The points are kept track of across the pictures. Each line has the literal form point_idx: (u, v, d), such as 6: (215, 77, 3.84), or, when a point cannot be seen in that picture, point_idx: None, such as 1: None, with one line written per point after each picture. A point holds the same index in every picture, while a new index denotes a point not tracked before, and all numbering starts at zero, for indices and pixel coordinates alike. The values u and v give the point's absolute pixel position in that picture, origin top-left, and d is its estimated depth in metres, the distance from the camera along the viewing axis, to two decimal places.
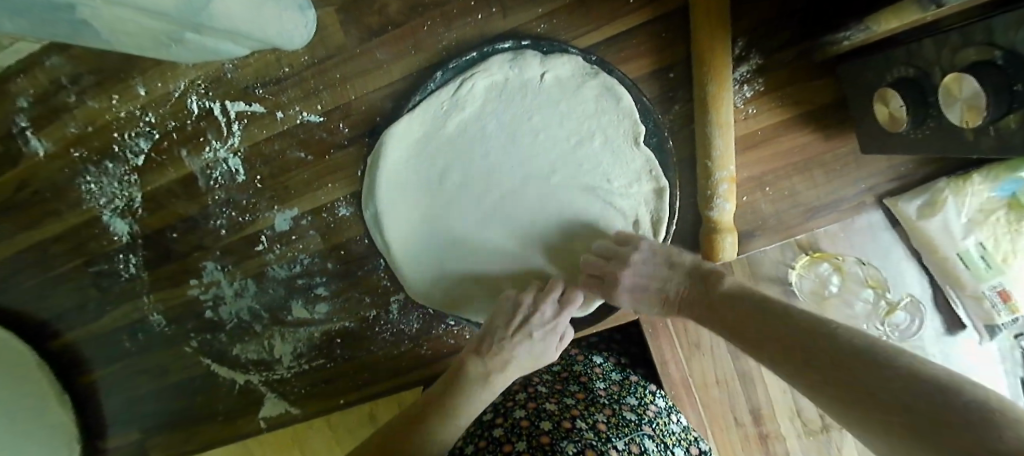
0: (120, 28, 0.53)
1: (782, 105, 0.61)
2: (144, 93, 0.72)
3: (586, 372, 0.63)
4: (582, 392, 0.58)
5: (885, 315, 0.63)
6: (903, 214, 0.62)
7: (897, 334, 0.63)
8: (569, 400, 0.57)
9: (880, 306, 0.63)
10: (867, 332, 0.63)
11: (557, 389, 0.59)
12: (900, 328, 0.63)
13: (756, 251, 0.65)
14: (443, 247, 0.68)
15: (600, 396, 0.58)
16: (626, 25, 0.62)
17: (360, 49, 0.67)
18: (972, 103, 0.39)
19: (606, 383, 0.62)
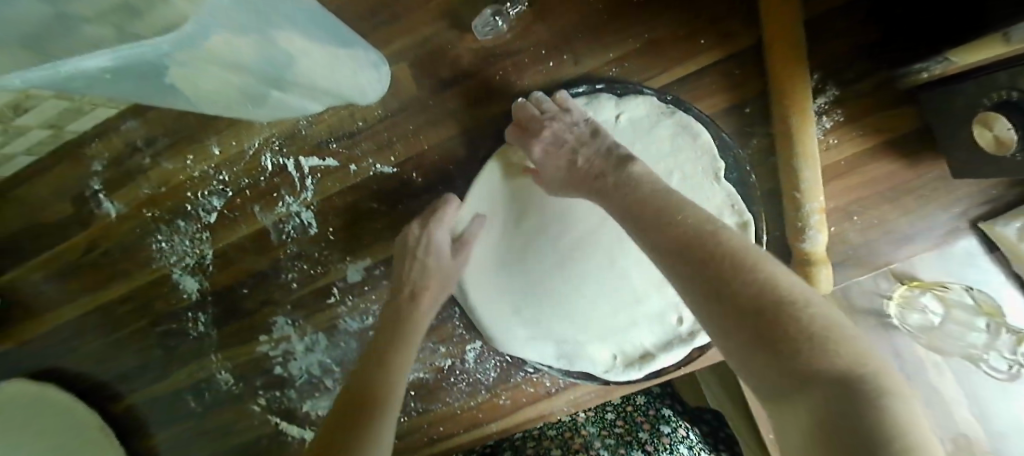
0: (215, 93, 0.53)
1: (864, 134, 0.61)
2: (219, 152, 0.73)
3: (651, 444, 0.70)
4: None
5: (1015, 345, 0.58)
6: (1004, 239, 0.59)
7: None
8: None
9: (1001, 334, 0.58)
10: (986, 362, 0.60)
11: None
12: None
13: (844, 283, 0.65)
14: (522, 296, 0.67)
15: None
16: (698, 64, 0.64)
17: (433, 100, 0.69)
18: None
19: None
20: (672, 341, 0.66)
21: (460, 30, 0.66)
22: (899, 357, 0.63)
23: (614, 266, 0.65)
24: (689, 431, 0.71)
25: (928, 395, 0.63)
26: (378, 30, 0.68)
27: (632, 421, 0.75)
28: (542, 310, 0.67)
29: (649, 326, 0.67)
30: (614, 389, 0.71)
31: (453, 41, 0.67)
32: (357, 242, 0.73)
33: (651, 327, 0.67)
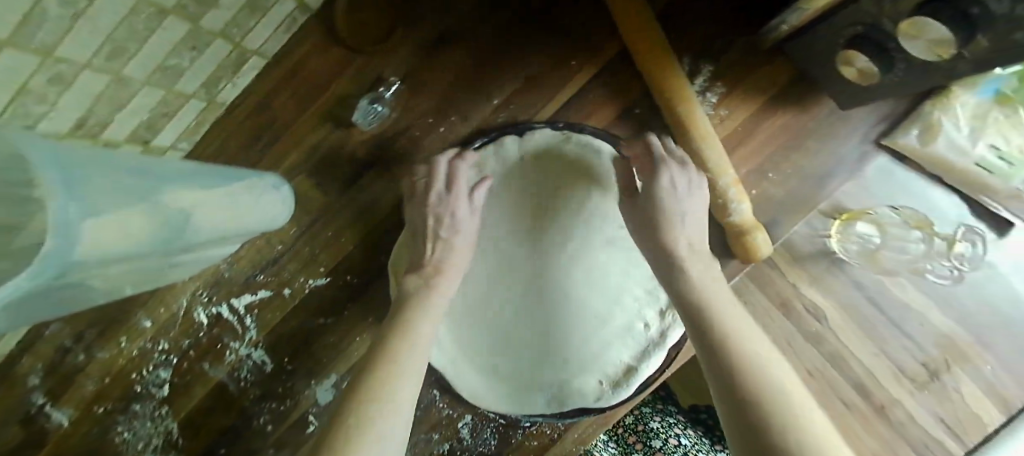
0: (111, 266, 0.52)
1: (750, 98, 0.63)
2: (150, 323, 0.71)
3: None
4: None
5: (946, 251, 0.63)
6: (907, 148, 0.62)
7: (965, 264, 0.63)
8: None
9: (933, 243, 0.63)
10: (932, 271, 0.64)
11: None
12: (967, 257, 0.63)
13: (786, 234, 0.65)
14: (496, 354, 0.68)
15: None
16: (577, 85, 0.65)
17: (343, 201, 0.68)
18: (941, 40, 0.40)
19: None
20: (649, 349, 0.66)
21: (344, 128, 0.67)
22: (860, 288, 0.65)
23: (570, 298, 0.66)
24: (679, 438, 0.74)
25: (897, 313, 0.65)
26: (267, 154, 0.68)
27: (626, 442, 0.75)
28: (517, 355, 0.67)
29: (623, 342, 0.67)
30: (612, 414, 0.69)
31: (342, 140, 0.67)
32: (318, 362, 0.71)
33: (625, 342, 0.67)
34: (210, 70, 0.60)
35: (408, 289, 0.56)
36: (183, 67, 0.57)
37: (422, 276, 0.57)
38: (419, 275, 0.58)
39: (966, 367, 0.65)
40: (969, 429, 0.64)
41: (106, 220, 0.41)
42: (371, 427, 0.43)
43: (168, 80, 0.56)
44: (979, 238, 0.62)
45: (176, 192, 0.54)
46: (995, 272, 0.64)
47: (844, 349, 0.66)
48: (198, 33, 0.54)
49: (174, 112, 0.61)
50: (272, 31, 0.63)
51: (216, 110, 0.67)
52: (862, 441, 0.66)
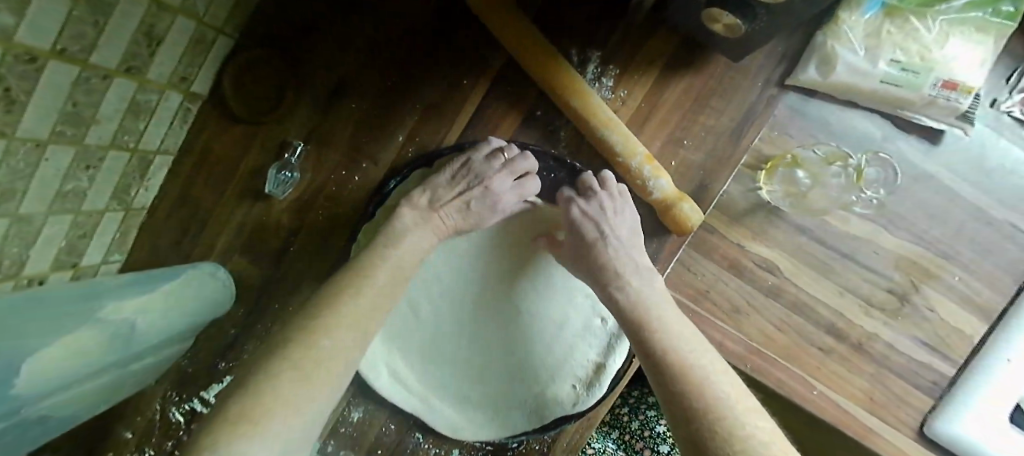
0: (59, 394, 0.52)
1: (644, 73, 0.62)
2: (131, 434, 0.72)
3: None
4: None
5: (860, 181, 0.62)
6: (812, 82, 0.61)
7: (881, 190, 0.62)
8: None
9: (852, 174, 0.62)
10: (857, 203, 0.62)
11: None
12: (880, 182, 0.62)
13: (721, 193, 0.64)
14: (465, 383, 0.67)
15: None
16: (474, 103, 0.65)
17: (281, 271, 0.69)
18: None
19: None
20: (612, 343, 0.65)
21: (264, 202, 0.68)
22: (805, 231, 0.63)
23: (519, 311, 0.65)
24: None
25: (851, 247, 0.63)
26: (198, 244, 0.70)
27: (632, 450, 0.71)
28: (487, 378, 0.67)
29: (585, 343, 0.65)
30: (595, 414, 0.68)
31: (265, 213, 0.68)
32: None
33: (587, 341, 0.65)
34: (116, 180, 0.61)
35: (404, 222, 0.56)
36: (83, 188, 0.57)
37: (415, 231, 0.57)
38: (414, 208, 0.58)
39: (934, 283, 0.63)
40: (955, 344, 0.63)
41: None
42: (310, 365, 0.44)
43: (74, 202, 0.57)
44: (887, 161, 0.62)
45: (120, 304, 0.57)
46: (932, 181, 0.62)
47: (807, 295, 0.64)
48: (88, 153, 0.54)
49: (92, 230, 0.62)
50: (168, 128, 0.64)
51: (138, 215, 0.68)
52: (851, 382, 0.64)
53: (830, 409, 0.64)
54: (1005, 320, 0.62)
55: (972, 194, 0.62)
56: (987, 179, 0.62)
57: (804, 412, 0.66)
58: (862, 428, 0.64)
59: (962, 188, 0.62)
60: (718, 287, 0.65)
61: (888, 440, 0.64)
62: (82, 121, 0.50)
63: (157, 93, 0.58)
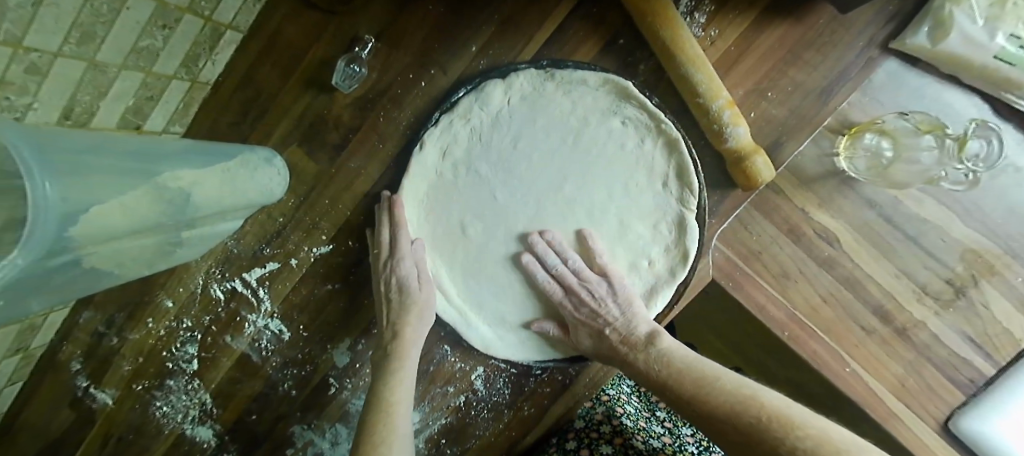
0: (110, 245, 0.52)
1: (740, 14, 0.59)
2: (172, 303, 0.74)
3: (669, 419, 0.77)
4: (668, 438, 0.73)
5: (958, 153, 0.54)
6: (917, 48, 0.57)
7: (981, 165, 0.54)
8: (655, 440, 0.72)
9: (947, 145, 0.55)
10: (946, 178, 0.58)
11: (640, 424, 0.74)
12: (982, 157, 0.54)
13: (795, 154, 0.61)
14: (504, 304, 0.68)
15: (685, 442, 0.73)
16: (556, 22, 0.63)
17: (335, 168, 0.69)
18: None
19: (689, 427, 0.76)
20: (657, 288, 0.64)
21: (328, 94, 0.67)
22: (875, 207, 0.61)
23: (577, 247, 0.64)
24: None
25: (920, 228, 0.61)
26: (256, 129, 0.69)
27: (648, 400, 0.80)
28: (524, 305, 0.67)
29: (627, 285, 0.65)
30: None
31: (327, 106, 0.68)
32: (336, 328, 0.73)
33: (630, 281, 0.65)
34: (186, 49, 0.60)
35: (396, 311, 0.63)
36: (156, 48, 0.56)
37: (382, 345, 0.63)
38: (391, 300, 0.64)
39: (995, 280, 0.61)
40: (1001, 344, 0.62)
41: (46, 221, 0.39)
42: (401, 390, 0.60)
43: (146, 62, 0.56)
44: (993, 133, 0.54)
45: (181, 172, 0.57)
46: (1019, 175, 0.60)
47: (862, 271, 0.62)
48: (165, 12, 0.53)
49: (159, 95, 0.62)
50: (242, 2, 0.62)
51: (201, 89, 0.68)
52: (887, 364, 0.64)
53: (861, 390, 0.63)
54: None
55: None
56: None
57: (831, 387, 0.65)
58: (886, 411, 0.63)
59: None
60: (771, 249, 0.64)
61: (909, 425, 0.64)
62: None
63: None
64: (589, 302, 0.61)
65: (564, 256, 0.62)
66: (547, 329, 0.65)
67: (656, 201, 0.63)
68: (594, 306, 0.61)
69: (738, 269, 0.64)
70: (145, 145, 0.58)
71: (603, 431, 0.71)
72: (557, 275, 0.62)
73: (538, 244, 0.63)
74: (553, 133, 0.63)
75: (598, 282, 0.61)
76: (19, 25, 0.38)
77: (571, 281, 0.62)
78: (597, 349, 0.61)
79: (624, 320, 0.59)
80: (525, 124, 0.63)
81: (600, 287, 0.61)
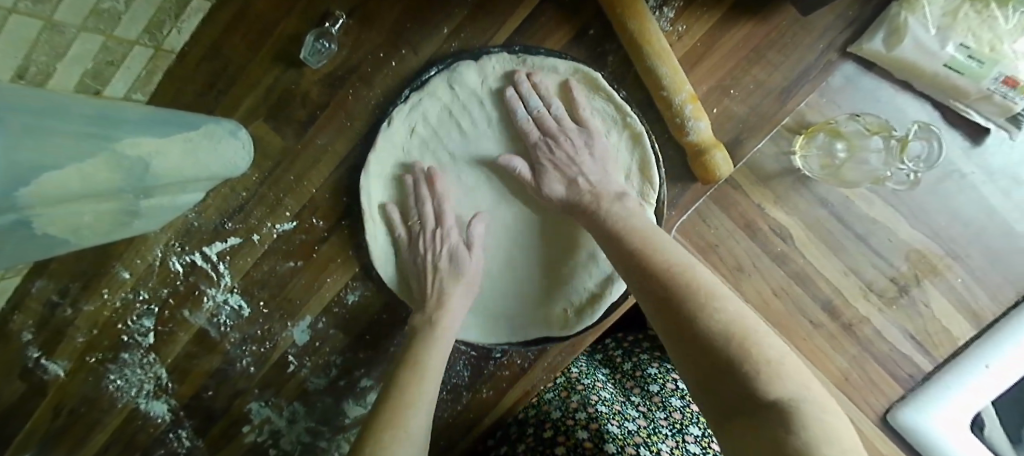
0: (61, 210, 0.51)
1: (707, 11, 0.60)
2: (129, 275, 0.73)
3: (645, 402, 0.73)
4: (642, 421, 0.70)
5: (898, 154, 0.58)
6: (873, 54, 0.59)
7: (922, 166, 0.58)
8: (630, 423, 0.69)
9: (892, 147, 0.58)
10: (891, 178, 0.60)
11: (615, 408, 0.71)
12: (923, 158, 0.57)
13: (752, 153, 0.63)
14: (483, 296, 0.70)
15: (661, 425, 0.70)
16: (528, 9, 0.63)
17: (301, 145, 0.68)
18: None
19: (666, 411, 0.72)
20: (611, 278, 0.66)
21: (296, 69, 0.66)
22: (826, 204, 0.63)
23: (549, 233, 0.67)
24: (676, 382, 0.74)
25: (870, 229, 0.63)
26: (221, 101, 0.68)
27: (623, 385, 0.76)
28: (499, 296, 0.69)
29: (586, 271, 0.67)
30: (578, 343, 0.69)
31: (295, 80, 0.67)
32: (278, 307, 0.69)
33: (588, 271, 0.67)
34: (150, 14, 0.59)
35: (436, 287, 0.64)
36: (118, 11, 0.55)
37: (427, 312, 0.63)
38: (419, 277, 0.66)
39: (936, 280, 0.64)
40: (940, 343, 0.65)
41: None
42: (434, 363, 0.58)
43: (106, 24, 0.54)
44: (934, 136, 0.58)
45: (142, 140, 0.56)
46: (963, 180, 0.62)
47: (812, 268, 0.65)
48: None
49: (120, 60, 0.60)
50: None
51: (166, 57, 0.66)
52: (831, 357, 0.66)
53: None
54: (993, 329, 0.63)
55: (998, 201, 0.62)
56: (1016, 190, 0.62)
57: None
58: None
59: (991, 190, 0.62)
60: (728, 243, 0.65)
61: (849, 417, 0.66)
62: None
63: None
64: (563, 146, 0.60)
65: (546, 99, 0.62)
66: (515, 167, 0.62)
67: None
68: (570, 152, 0.60)
69: (695, 261, 0.66)
70: (103, 109, 0.57)
71: (578, 418, 0.70)
72: (537, 117, 0.62)
73: (522, 84, 0.62)
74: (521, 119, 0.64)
75: (575, 133, 0.61)
76: None
77: (543, 122, 0.62)
78: (566, 199, 0.59)
79: (600, 174, 0.59)
80: (500, 110, 0.64)
81: (577, 138, 0.61)
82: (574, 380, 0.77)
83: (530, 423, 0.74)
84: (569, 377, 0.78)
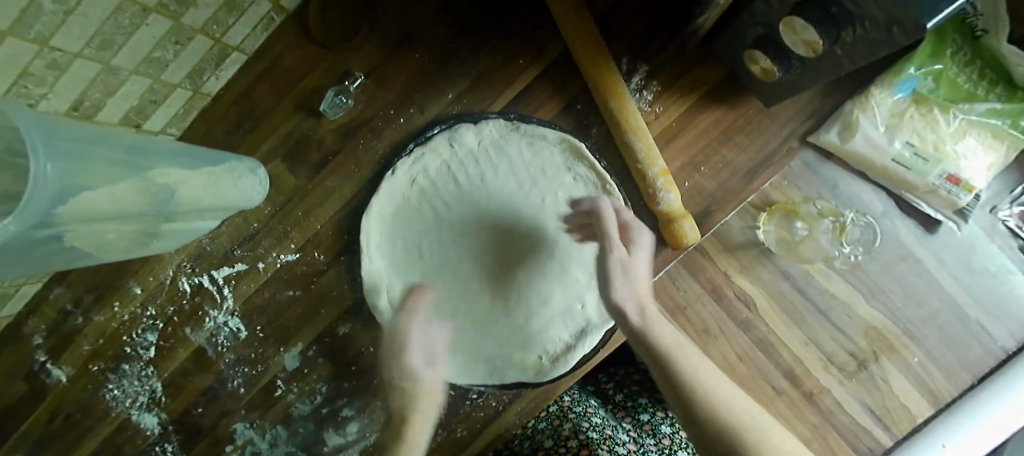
0: (91, 227, 0.57)
1: (682, 96, 0.68)
2: (140, 290, 0.79)
3: (636, 427, 0.79)
4: (632, 446, 0.76)
5: (838, 238, 0.67)
6: (830, 144, 0.65)
7: (862, 249, 0.67)
8: (620, 448, 0.75)
9: (836, 228, 0.67)
10: (839, 257, 0.67)
11: (606, 435, 0.76)
12: (861, 242, 0.67)
13: (721, 223, 0.69)
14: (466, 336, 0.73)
15: (649, 450, 0.76)
16: (525, 82, 0.71)
17: (312, 184, 0.76)
18: (766, 67, 0.57)
19: (654, 438, 0.78)
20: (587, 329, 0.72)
21: (315, 118, 0.74)
22: (788, 277, 0.68)
23: (533, 285, 0.71)
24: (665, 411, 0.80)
25: (829, 304, 0.68)
26: (245, 140, 0.76)
27: (615, 412, 0.82)
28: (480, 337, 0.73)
29: (563, 322, 0.72)
30: (553, 388, 0.73)
31: (312, 128, 0.75)
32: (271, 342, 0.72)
33: (564, 322, 0.72)
34: (194, 63, 0.67)
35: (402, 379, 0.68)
36: (166, 60, 0.63)
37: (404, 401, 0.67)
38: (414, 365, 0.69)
39: (893, 357, 0.67)
40: (898, 418, 0.67)
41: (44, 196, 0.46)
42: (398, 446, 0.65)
43: (155, 70, 0.63)
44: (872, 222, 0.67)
45: (169, 170, 0.63)
46: (917, 265, 0.67)
47: (774, 335, 0.68)
48: (179, 31, 0.60)
49: (162, 100, 0.69)
50: (251, 29, 0.70)
51: (203, 99, 0.75)
52: (793, 425, 0.69)
53: None
54: (950, 408, 0.66)
55: (950, 287, 0.66)
56: (967, 277, 0.66)
57: None
58: None
59: (944, 276, 0.66)
60: (696, 306, 0.69)
61: None
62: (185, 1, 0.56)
63: None
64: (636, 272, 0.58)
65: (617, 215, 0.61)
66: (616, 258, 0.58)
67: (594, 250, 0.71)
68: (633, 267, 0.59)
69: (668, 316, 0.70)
70: (140, 141, 0.64)
71: (570, 446, 0.75)
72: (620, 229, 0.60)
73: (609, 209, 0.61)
74: (514, 178, 0.71)
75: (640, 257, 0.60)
76: (49, 28, 0.45)
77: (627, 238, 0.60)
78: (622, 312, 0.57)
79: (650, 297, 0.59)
80: (493, 168, 0.71)
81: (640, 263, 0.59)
82: (565, 409, 0.80)
83: (528, 447, 0.77)
84: (562, 405, 0.80)
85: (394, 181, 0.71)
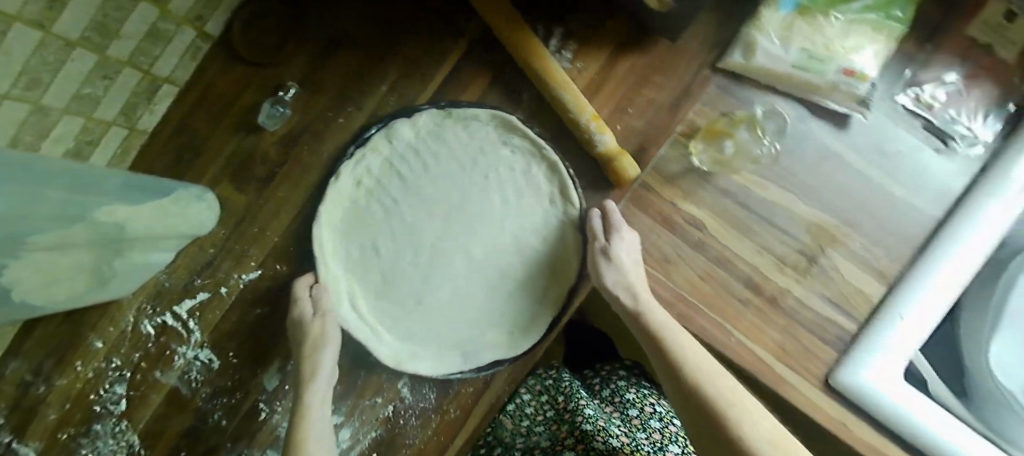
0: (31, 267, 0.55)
1: (597, 49, 0.73)
2: (102, 343, 0.76)
3: (626, 422, 0.78)
4: (625, 439, 0.75)
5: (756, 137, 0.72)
6: (736, 65, 0.71)
7: (779, 138, 0.73)
8: (614, 441, 0.74)
9: (755, 133, 0.72)
10: (763, 155, 0.72)
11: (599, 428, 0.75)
12: (778, 131, 0.72)
13: (658, 156, 0.73)
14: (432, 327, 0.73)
15: (641, 444, 0.74)
16: (451, 63, 0.75)
17: (263, 199, 0.76)
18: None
19: (646, 432, 0.76)
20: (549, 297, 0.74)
21: (255, 134, 0.76)
22: (728, 194, 0.72)
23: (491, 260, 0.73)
24: (653, 405, 0.79)
25: (770, 210, 0.72)
26: (188, 170, 0.76)
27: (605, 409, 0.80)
28: (447, 325, 0.73)
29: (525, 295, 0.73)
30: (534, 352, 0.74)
31: (254, 144, 0.76)
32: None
33: (526, 293, 0.73)
34: (126, 97, 0.68)
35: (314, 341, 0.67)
36: (97, 96, 0.64)
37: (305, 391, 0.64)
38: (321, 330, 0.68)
39: (839, 247, 0.71)
40: (857, 303, 0.71)
41: None
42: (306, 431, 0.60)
43: (86, 107, 0.63)
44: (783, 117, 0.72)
45: (114, 208, 0.62)
46: (838, 159, 0.72)
47: (729, 250, 0.72)
48: (106, 65, 0.61)
49: (98, 140, 0.69)
50: (179, 59, 0.71)
51: (140, 136, 0.75)
52: (765, 333, 0.71)
53: (749, 359, 0.70)
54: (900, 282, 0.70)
55: (871, 172, 0.72)
56: (884, 161, 0.72)
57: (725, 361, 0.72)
58: (773, 375, 0.70)
59: (865, 164, 0.72)
60: (651, 238, 0.73)
61: (798, 390, 0.70)
62: (109, 33, 0.57)
63: (174, 24, 0.66)
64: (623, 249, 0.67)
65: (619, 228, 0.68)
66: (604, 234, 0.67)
67: (545, 217, 0.73)
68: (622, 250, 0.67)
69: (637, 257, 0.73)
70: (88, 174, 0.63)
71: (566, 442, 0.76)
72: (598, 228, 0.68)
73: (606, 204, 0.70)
74: (456, 162, 0.72)
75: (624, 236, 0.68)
76: None
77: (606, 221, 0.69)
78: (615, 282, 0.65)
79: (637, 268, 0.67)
80: (433, 156, 0.73)
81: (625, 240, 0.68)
82: (558, 403, 0.80)
83: (510, 423, 0.79)
84: (553, 400, 0.81)
85: (341, 180, 0.72)
